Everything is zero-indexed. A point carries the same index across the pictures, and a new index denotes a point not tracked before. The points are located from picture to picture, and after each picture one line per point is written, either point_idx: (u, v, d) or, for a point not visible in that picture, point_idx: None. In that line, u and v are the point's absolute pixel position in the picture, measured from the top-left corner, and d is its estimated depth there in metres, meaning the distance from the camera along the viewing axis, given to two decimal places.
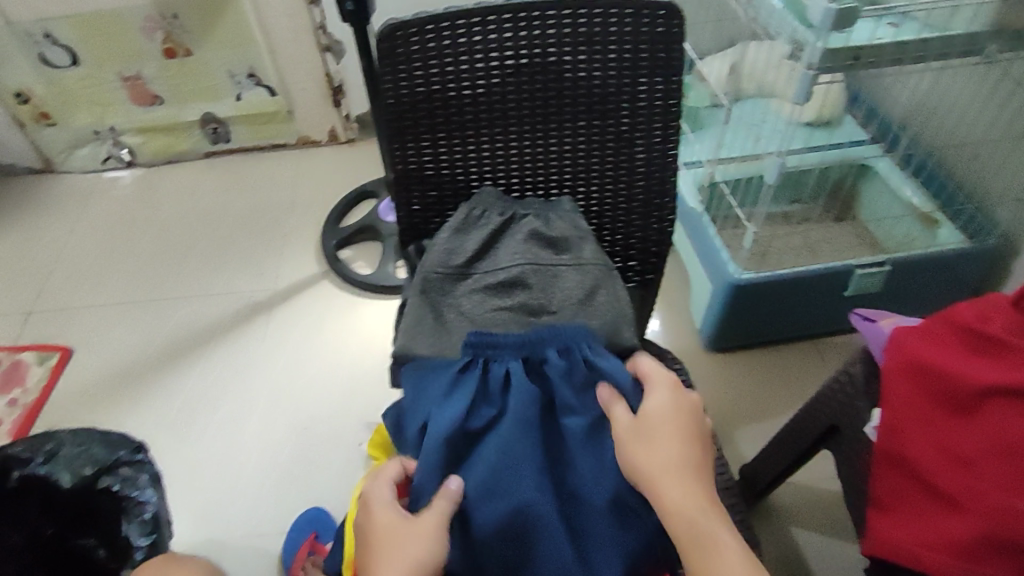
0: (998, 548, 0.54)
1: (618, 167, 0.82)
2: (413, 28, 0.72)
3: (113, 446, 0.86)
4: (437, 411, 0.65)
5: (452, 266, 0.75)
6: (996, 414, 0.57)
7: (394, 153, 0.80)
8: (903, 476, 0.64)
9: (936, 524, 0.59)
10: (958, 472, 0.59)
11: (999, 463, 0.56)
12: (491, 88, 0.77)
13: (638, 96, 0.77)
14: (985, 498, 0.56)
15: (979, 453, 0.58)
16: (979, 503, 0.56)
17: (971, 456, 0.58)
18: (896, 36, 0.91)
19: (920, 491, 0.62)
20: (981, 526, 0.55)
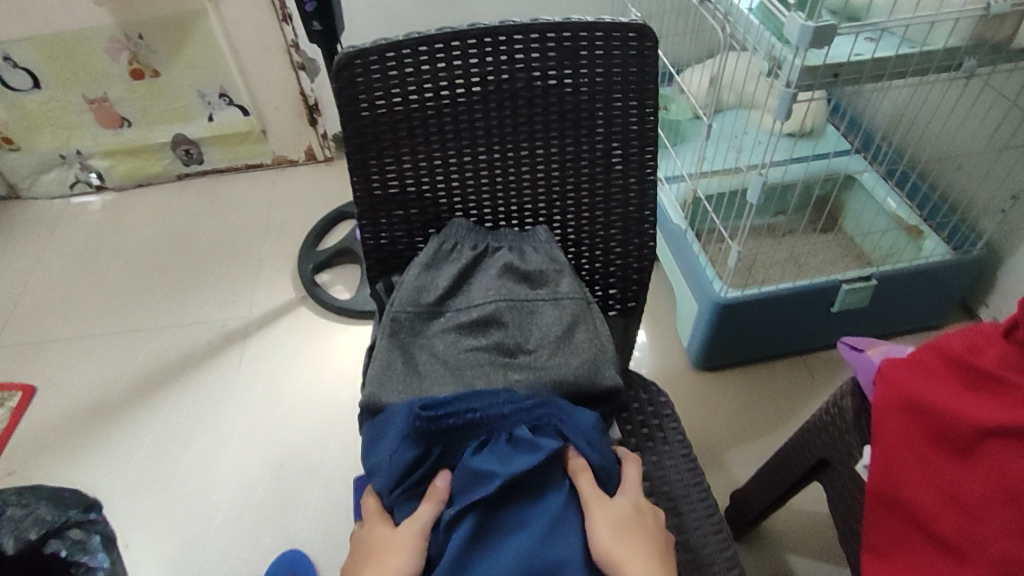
0: None
1: (595, 193, 0.79)
2: (372, 55, 0.69)
3: (65, 504, 0.82)
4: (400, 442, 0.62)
5: (422, 304, 0.71)
6: (992, 455, 0.54)
7: (359, 186, 0.76)
8: (903, 522, 0.61)
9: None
10: (956, 520, 0.56)
11: (1000, 510, 0.53)
12: (458, 115, 0.74)
13: (612, 120, 0.74)
14: (988, 547, 0.53)
15: (979, 498, 0.54)
16: (982, 554, 0.53)
17: (970, 501, 0.55)
18: (875, 53, 0.89)
19: (920, 538, 0.59)
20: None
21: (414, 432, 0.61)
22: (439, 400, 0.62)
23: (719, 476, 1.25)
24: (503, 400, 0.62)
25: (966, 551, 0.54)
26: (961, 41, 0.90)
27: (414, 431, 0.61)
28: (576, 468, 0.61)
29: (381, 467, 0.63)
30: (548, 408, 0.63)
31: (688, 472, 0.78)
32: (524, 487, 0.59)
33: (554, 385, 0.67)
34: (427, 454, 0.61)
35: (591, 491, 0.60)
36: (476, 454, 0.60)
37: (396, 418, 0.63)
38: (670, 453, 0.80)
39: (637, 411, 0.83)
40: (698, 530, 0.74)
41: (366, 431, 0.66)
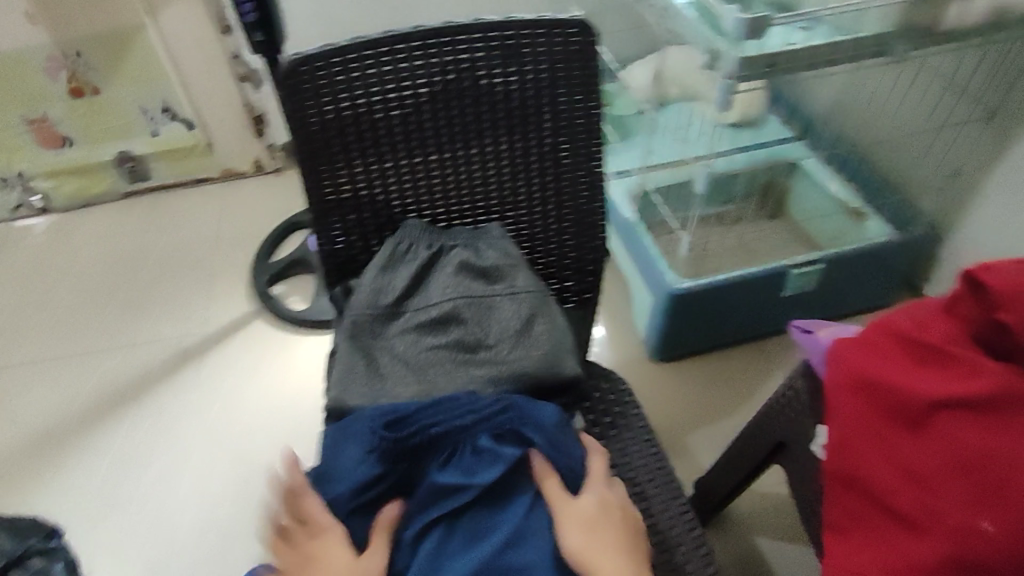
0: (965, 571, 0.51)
1: (546, 188, 0.80)
2: (317, 60, 0.70)
3: (24, 534, 0.88)
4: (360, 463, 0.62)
5: (380, 306, 0.71)
6: (947, 427, 0.54)
7: (311, 192, 0.76)
8: (857, 499, 0.60)
9: (900, 549, 0.55)
10: (919, 496, 0.55)
11: (955, 481, 0.53)
12: (406, 117, 0.74)
13: (559, 115, 0.76)
14: (951, 522, 0.52)
15: (934, 471, 0.54)
16: (939, 525, 0.53)
17: (930, 477, 0.54)
18: (809, 42, 0.92)
19: (877, 515, 0.58)
20: (949, 553, 0.52)
21: (378, 450, 0.62)
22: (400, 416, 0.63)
23: (684, 462, 1.28)
24: (463, 409, 0.63)
25: (930, 529, 0.53)
26: (888, 27, 0.94)
27: (378, 452, 0.61)
28: (543, 472, 0.61)
29: (337, 484, 0.63)
30: (509, 413, 0.63)
31: (652, 459, 0.80)
32: (488, 496, 0.60)
33: (517, 377, 0.68)
34: (388, 471, 0.62)
35: (561, 494, 0.60)
36: (441, 469, 0.61)
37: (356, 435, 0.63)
38: (633, 441, 0.81)
39: (599, 401, 0.85)
40: (665, 514, 0.75)
41: (324, 441, 0.65)
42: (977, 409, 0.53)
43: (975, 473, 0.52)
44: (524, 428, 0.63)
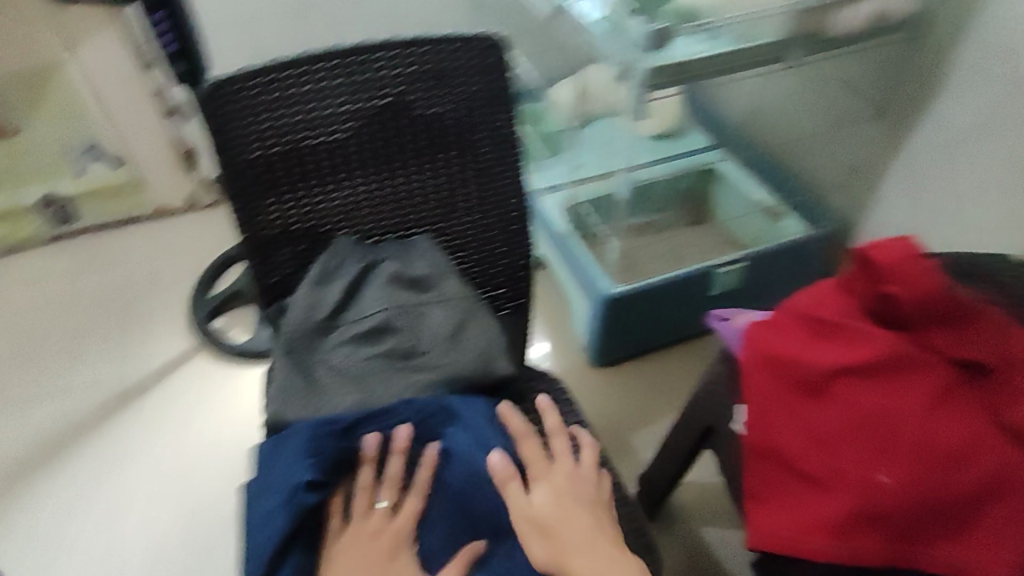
0: (870, 519, 0.58)
1: (471, 199, 0.84)
2: (236, 83, 0.72)
3: None
4: (297, 467, 0.61)
5: (315, 321, 0.73)
6: (848, 393, 0.60)
7: (238, 215, 0.77)
8: (771, 464, 0.65)
9: (811, 506, 0.61)
10: (825, 456, 0.61)
11: (857, 442, 0.59)
12: (329, 136, 0.77)
13: (477, 126, 0.80)
14: (853, 478, 0.59)
15: (838, 434, 0.60)
16: (843, 481, 0.59)
17: (834, 440, 0.60)
18: (710, 50, 0.98)
19: (790, 479, 0.64)
20: (856, 505, 0.58)
21: (320, 455, 0.62)
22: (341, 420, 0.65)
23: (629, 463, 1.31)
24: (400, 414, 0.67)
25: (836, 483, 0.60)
26: (783, 33, 1.01)
27: (319, 454, 0.62)
28: (504, 475, 0.63)
29: (273, 495, 0.61)
30: (439, 413, 0.67)
31: None
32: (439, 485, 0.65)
33: (452, 378, 0.71)
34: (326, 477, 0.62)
35: (515, 492, 0.63)
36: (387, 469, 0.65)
37: (292, 444, 0.63)
38: None
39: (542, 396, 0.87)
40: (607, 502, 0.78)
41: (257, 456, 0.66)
42: (873, 375, 0.60)
43: (873, 432, 0.58)
44: (457, 419, 0.67)
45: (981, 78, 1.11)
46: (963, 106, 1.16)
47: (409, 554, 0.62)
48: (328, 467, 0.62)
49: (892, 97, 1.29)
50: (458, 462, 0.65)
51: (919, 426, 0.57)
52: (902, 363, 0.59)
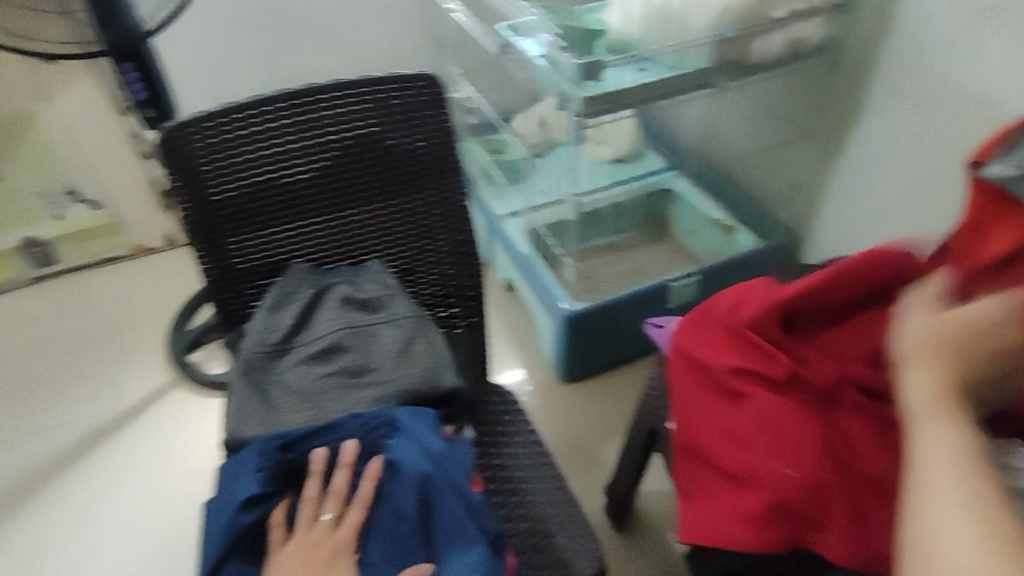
0: (779, 510, 0.65)
1: (419, 225, 0.90)
2: (190, 127, 0.77)
3: None
4: (245, 484, 0.66)
5: (271, 343, 0.78)
6: (755, 395, 0.70)
7: (198, 251, 0.82)
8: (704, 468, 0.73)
9: (731, 501, 0.69)
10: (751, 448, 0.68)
11: (762, 436, 0.68)
12: (283, 174, 0.83)
13: (420, 156, 0.86)
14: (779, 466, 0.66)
15: (748, 430, 0.69)
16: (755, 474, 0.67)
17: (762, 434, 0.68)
18: (641, 79, 1.07)
19: (713, 475, 0.72)
20: (768, 497, 0.65)
21: (265, 470, 0.67)
22: (289, 436, 0.69)
23: (595, 473, 1.36)
24: (344, 430, 0.69)
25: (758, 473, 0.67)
26: (707, 63, 1.11)
27: (264, 469, 0.67)
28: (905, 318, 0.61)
29: (224, 507, 0.66)
30: (379, 425, 0.70)
31: (537, 454, 0.85)
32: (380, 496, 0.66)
33: (399, 393, 0.75)
34: (274, 488, 0.67)
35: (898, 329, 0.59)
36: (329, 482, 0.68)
37: (241, 462, 0.68)
38: (522, 443, 0.87)
39: (500, 402, 0.91)
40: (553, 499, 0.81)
41: (217, 475, 0.71)
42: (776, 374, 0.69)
43: (771, 430, 0.68)
44: (394, 432, 0.69)
45: (897, 95, 1.20)
46: (885, 125, 1.25)
47: (349, 560, 0.64)
48: (274, 480, 0.67)
49: (822, 122, 1.40)
50: (399, 472, 0.66)
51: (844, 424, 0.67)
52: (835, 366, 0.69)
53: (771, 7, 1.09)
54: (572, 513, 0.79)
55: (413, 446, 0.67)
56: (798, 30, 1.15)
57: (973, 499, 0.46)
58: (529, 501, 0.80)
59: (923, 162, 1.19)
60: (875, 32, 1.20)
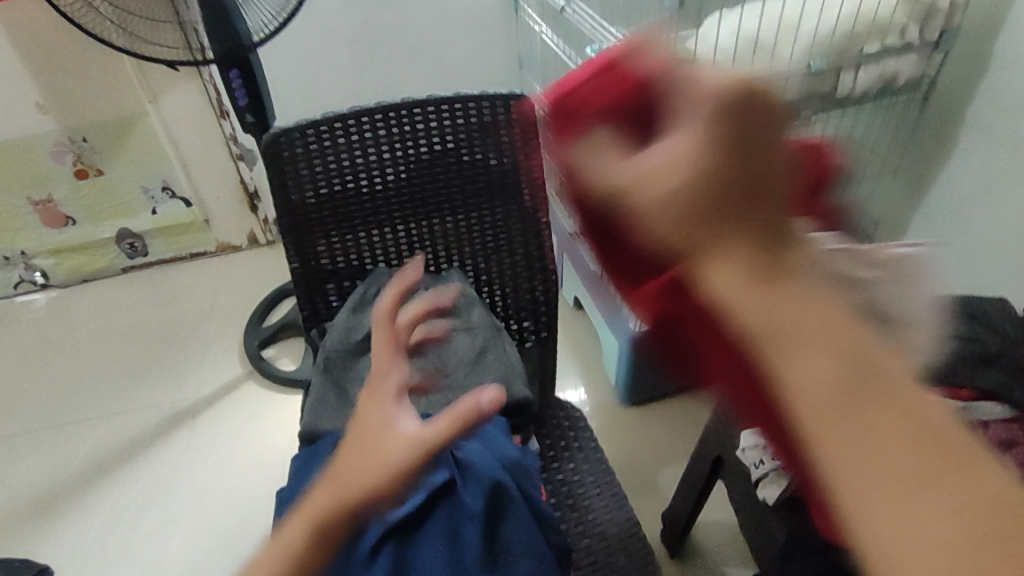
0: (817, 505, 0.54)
1: (499, 239, 0.92)
2: (292, 132, 0.82)
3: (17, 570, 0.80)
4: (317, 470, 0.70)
5: (352, 342, 0.81)
6: None
7: (290, 250, 0.87)
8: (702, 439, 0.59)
9: None
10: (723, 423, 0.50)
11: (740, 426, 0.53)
12: (373, 182, 0.86)
13: (505, 171, 0.88)
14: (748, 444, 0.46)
15: None
16: None
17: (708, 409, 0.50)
18: None
19: None
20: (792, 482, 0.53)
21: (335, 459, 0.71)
22: None
23: (650, 499, 1.35)
24: None
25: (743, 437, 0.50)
26: None
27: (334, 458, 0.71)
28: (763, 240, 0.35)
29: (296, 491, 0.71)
30: None
31: (599, 472, 0.86)
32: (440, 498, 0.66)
33: None
34: None
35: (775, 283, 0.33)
36: None
37: (316, 452, 0.73)
38: (585, 459, 0.87)
39: (565, 417, 0.92)
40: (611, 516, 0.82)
41: (292, 465, 0.75)
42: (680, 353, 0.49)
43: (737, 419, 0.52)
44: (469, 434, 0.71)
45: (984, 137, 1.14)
46: (965, 173, 1.19)
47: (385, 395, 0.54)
48: None
49: (913, 155, 1.31)
50: (469, 472, 0.67)
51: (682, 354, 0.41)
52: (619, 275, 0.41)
53: (863, 42, 1.08)
54: (631, 533, 0.79)
55: (486, 450, 0.69)
56: (890, 66, 1.13)
57: (928, 501, 0.23)
58: (586, 517, 0.81)
59: (997, 218, 1.13)
60: (967, 73, 1.15)
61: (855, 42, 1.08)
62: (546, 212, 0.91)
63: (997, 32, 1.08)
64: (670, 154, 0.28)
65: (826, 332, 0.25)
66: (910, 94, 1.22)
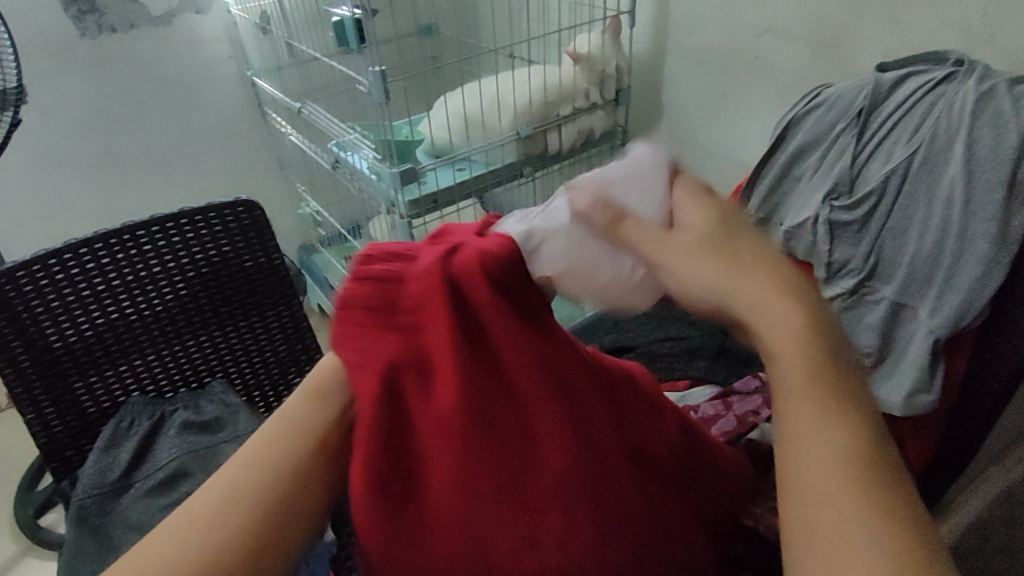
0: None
1: (251, 341, 0.97)
2: (17, 271, 0.80)
3: None
4: None
5: (108, 483, 0.82)
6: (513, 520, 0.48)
7: (35, 396, 0.83)
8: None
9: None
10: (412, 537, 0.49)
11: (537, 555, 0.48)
12: (114, 311, 0.87)
13: (248, 269, 0.94)
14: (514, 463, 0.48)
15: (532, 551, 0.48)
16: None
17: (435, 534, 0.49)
18: (460, 177, 1.25)
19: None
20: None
21: None
22: None
23: None
24: None
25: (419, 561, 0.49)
26: (513, 157, 1.29)
27: None
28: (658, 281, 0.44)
29: None
30: None
31: None
32: None
33: None
34: None
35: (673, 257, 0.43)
36: None
37: None
38: None
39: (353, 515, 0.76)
40: None
41: None
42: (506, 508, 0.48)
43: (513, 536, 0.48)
44: None
45: None
46: None
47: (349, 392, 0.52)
48: None
49: None
50: None
51: (536, 394, 0.48)
52: (375, 336, 0.48)
53: (558, 107, 1.27)
54: None
55: None
56: (585, 123, 1.33)
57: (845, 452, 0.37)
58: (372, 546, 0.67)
59: None
60: (649, 119, 1.38)
61: (552, 109, 1.27)
62: (294, 307, 0.99)
63: (661, 82, 1.32)
64: (669, 240, 0.44)
65: (724, 285, 0.41)
66: (610, 143, 1.40)
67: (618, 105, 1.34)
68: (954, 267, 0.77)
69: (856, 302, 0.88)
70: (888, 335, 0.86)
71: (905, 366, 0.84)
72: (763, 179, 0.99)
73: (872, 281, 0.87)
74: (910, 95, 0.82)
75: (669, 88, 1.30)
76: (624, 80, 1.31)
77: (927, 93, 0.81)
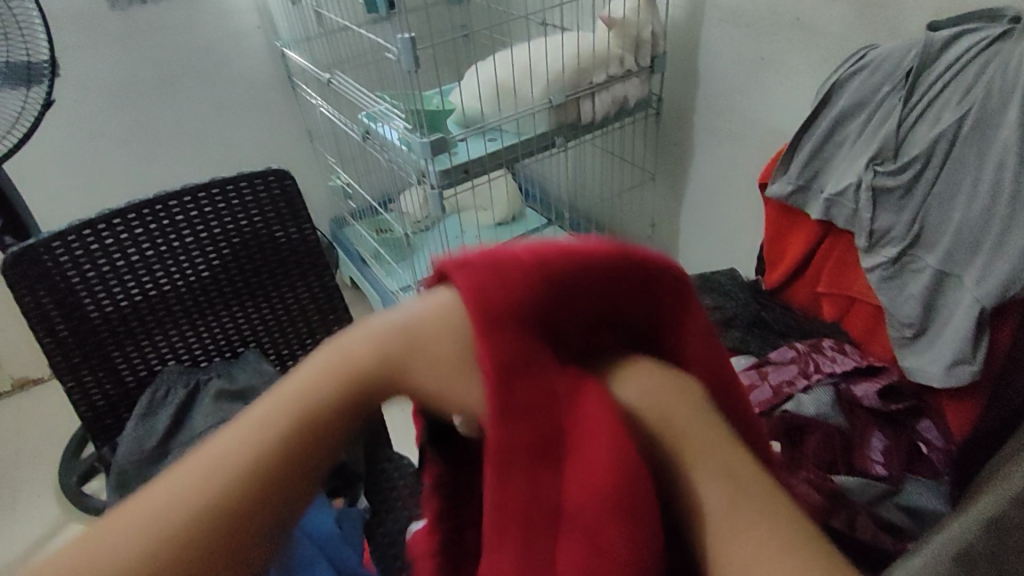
0: None
1: (282, 310, 0.97)
2: (53, 242, 0.82)
3: None
4: None
5: (145, 451, 0.85)
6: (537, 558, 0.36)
7: (76, 364, 0.85)
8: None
9: None
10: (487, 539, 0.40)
11: None
12: (146, 282, 0.88)
13: (278, 240, 0.94)
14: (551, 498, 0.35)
15: None
16: None
17: None
18: (490, 147, 1.25)
19: None
20: None
21: None
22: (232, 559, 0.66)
23: None
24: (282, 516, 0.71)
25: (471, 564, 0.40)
26: (544, 126, 1.28)
27: None
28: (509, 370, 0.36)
29: None
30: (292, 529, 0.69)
31: None
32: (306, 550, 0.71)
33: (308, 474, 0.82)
34: None
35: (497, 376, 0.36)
36: None
37: None
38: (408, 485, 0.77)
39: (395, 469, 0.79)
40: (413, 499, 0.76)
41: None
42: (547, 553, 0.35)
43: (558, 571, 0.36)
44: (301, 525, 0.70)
45: (721, 125, 1.31)
46: (706, 157, 1.38)
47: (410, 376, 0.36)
48: None
49: (663, 157, 1.49)
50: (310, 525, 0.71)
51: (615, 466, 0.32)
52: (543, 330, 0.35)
53: (590, 74, 1.26)
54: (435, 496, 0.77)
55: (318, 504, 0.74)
56: (619, 91, 1.31)
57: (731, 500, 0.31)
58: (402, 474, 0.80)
59: (747, 190, 1.31)
60: (684, 86, 1.36)
61: (584, 75, 1.25)
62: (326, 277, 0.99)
63: (697, 48, 1.29)
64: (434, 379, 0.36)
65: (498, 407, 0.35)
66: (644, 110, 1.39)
67: (653, 73, 1.31)
68: (1004, 236, 0.75)
69: (898, 272, 0.87)
70: (930, 306, 0.84)
71: (945, 337, 0.83)
72: (803, 142, 0.97)
73: (914, 250, 0.85)
74: (960, 58, 0.78)
75: (705, 53, 1.28)
76: (659, 46, 1.28)
77: (979, 53, 0.76)
